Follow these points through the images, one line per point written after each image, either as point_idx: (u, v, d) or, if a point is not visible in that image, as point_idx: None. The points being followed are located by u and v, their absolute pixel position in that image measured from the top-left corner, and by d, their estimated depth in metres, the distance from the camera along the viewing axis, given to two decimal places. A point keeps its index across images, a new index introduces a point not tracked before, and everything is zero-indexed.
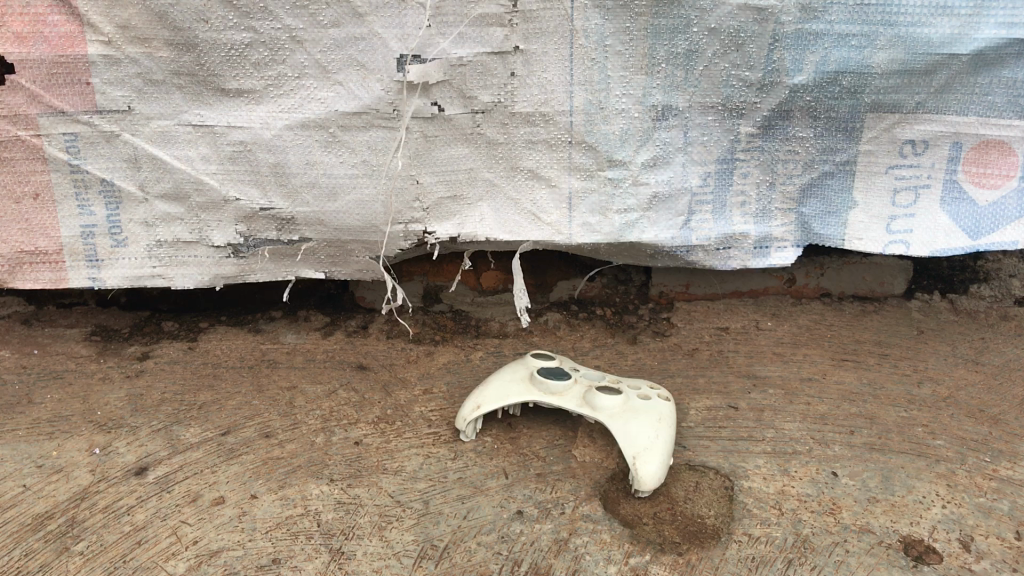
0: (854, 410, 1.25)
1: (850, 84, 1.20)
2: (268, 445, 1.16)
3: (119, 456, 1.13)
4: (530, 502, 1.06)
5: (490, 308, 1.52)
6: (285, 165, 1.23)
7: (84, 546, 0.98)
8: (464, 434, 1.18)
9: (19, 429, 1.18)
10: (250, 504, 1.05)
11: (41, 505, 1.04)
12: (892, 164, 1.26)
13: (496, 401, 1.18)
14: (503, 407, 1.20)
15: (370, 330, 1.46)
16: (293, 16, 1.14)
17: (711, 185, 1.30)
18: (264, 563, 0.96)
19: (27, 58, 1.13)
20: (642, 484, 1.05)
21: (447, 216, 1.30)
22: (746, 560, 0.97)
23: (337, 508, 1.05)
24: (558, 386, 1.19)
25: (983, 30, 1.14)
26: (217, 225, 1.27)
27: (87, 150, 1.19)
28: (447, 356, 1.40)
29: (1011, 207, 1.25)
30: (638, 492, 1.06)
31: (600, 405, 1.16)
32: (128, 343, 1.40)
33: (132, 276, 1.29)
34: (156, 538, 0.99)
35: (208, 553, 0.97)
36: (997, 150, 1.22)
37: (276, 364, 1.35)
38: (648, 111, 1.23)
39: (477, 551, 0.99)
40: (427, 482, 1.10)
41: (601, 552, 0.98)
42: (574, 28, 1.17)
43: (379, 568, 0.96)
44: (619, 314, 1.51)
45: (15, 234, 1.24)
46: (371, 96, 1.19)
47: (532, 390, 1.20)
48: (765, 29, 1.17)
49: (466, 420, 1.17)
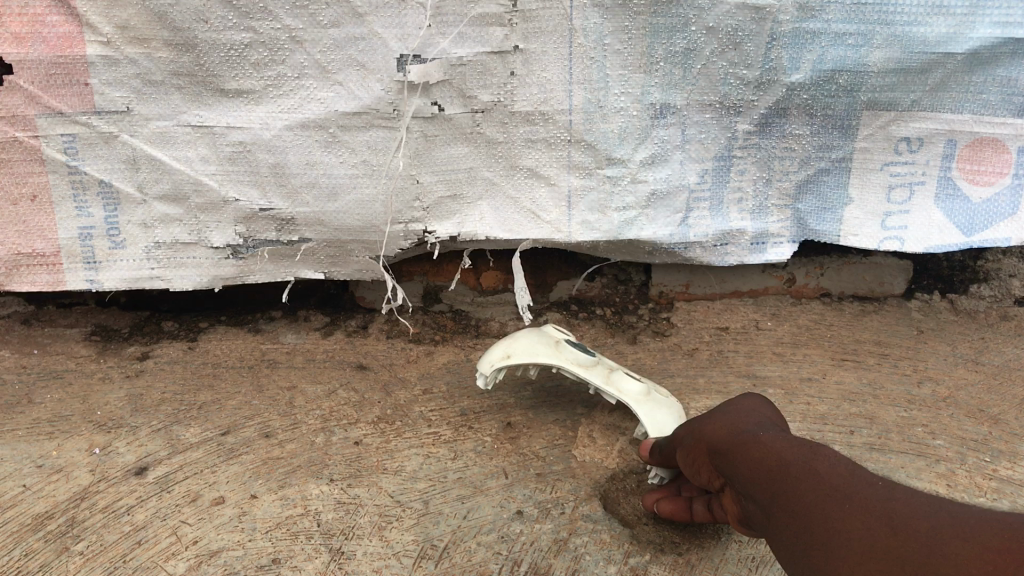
0: (854, 410, 1.25)
1: (846, 82, 1.20)
2: (268, 444, 1.17)
3: (119, 456, 1.15)
4: (530, 502, 1.09)
5: (491, 308, 1.50)
6: (285, 165, 1.23)
7: (83, 546, 1.02)
8: (482, 380, 1.18)
9: (19, 429, 1.19)
10: (251, 504, 1.08)
11: (42, 505, 1.07)
12: (887, 161, 1.26)
13: (522, 355, 1.17)
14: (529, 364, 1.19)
15: (370, 330, 1.44)
16: (293, 16, 1.13)
17: (708, 183, 1.30)
18: (264, 563, 1.01)
19: (24, 59, 1.13)
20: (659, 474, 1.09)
21: (447, 216, 1.30)
22: (747, 560, 1.03)
23: (337, 509, 1.08)
24: (589, 359, 1.18)
25: (979, 30, 1.14)
26: (216, 227, 1.27)
27: (85, 152, 1.19)
28: (447, 355, 1.38)
29: (1005, 204, 1.25)
30: (653, 479, 1.10)
31: (626, 391, 1.15)
32: (128, 343, 1.38)
33: (129, 279, 1.29)
34: (156, 538, 1.04)
35: (208, 553, 1.02)
36: (991, 147, 1.22)
37: (276, 364, 1.34)
38: (647, 109, 1.23)
39: (477, 551, 1.03)
40: (427, 483, 1.12)
41: (601, 552, 1.03)
42: (574, 27, 1.16)
43: (379, 567, 1.00)
44: (619, 314, 1.50)
45: (11, 236, 1.24)
46: (370, 96, 1.19)
47: (564, 355, 1.19)
48: (763, 28, 1.17)
49: (490, 366, 1.16)
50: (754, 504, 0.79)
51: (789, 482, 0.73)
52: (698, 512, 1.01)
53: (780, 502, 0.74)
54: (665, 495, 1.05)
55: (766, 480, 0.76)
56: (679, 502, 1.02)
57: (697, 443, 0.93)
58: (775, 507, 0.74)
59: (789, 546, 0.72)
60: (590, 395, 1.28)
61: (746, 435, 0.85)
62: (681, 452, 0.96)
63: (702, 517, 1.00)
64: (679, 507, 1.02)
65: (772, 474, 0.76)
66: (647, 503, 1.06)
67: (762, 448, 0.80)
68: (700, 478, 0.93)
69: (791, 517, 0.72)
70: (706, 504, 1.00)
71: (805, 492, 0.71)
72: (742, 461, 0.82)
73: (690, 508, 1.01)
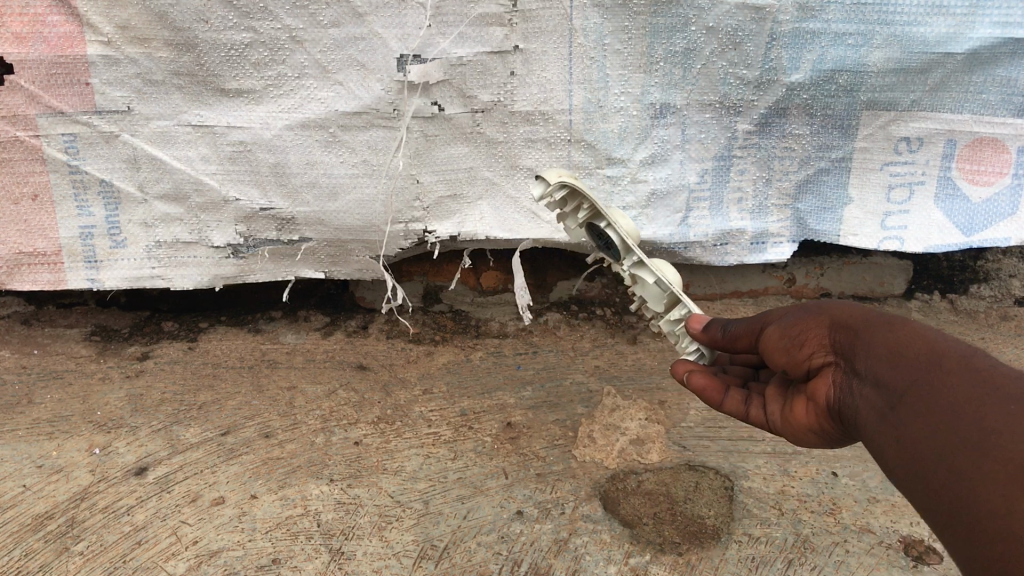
0: None
1: (846, 82, 1.20)
2: (268, 445, 1.17)
3: (119, 456, 1.15)
4: (530, 502, 1.10)
5: (490, 308, 1.48)
6: (285, 165, 1.23)
7: (83, 546, 1.03)
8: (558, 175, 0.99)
9: (19, 429, 1.20)
10: (251, 504, 1.08)
11: (42, 505, 1.08)
12: (887, 161, 1.26)
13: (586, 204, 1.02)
14: (583, 201, 1.00)
15: (371, 330, 1.43)
16: (293, 16, 1.13)
17: (708, 183, 1.30)
18: (264, 563, 1.01)
19: (25, 59, 1.13)
20: (698, 350, 0.95)
21: (447, 216, 1.30)
22: (747, 560, 1.03)
23: (337, 509, 1.08)
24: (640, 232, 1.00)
25: (978, 30, 1.14)
26: (216, 226, 1.27)
27: (86, 151, 1.20)
28: (447, 355, 1.37)
29: (1005, 204, 1.26)
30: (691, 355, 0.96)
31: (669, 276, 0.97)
32: (129, 343, 1.38)
33: (130, 278, 1.29)
34: (156, 538, 1.04)
35: (207, 553, 1.02)
36: (991, 147, 1.22)
37: (276, 364, 1.33)
38: (647, 109, 1.23)
39: (477, 551, 1.03)
40: (427, 483, 1.12)
41: (601, 553, 1.03)
42: (574, 27, 1.17)
43: (379, 568, 1.00)
44: (620, 314, 1.46)
45: (13, 235, 1.24)
46: (370, 96, 1.19)
47: (616, 216, 0.98)
48: (764, 28, 1.17)
49: (560, 177, 0.96)
50: (871, 391, 0.60)
51: (935, 369, 0.54)
52: (730, 400, 0.83)
53: (917, 385, 0.55)
54: (701, 370, 0.86)
55: (904, 357, 0.57)
56: (717, 380, 0.84)
57: (810, 316, 0.71)
58: (906, 389, 0.55)
59: (891, 442, 0.55)
60: (590, 395, 1.28)
61: (888, 316, 0.64)
62: (781, 325, 0.73)
63: (733, 407, 0.83)
64: (713, 386, 0.84)
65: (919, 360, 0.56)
66: (677, 374, 0.88)
67: (907, 330, 0.60)
68: (797, 356, 0.71)
69: (917, 408, 0.54)
70: (756, 401, 0.81)
71: (950, 383, 0.52)
72: (873, 338, 0.62)
73: (725, 392, 0.83)
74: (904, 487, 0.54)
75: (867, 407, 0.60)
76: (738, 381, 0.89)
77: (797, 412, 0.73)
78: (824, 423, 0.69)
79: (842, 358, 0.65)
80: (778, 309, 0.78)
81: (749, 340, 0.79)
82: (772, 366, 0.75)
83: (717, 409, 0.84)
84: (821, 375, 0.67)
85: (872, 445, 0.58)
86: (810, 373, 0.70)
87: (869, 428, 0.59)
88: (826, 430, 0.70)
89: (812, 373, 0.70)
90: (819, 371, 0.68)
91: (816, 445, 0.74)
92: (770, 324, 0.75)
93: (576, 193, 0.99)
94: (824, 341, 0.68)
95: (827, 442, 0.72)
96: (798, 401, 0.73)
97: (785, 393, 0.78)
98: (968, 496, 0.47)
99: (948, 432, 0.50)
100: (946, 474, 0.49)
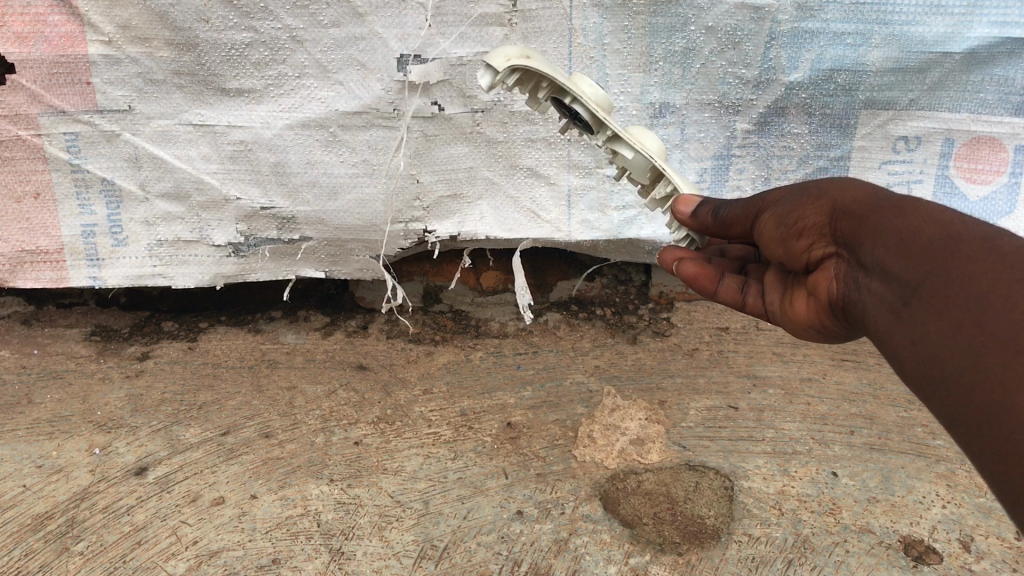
0: (853, 410, 1.23)
1: (845, 82, 1.20)
2: (268, 445, 1.18)
3: (119, 456, 1.16)
4: (530, 502, 1.10)
5: (490, 308, 1.47)
6: (285, 164, 1.24)
7: (84, 546, 1.04)
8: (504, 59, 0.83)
9: (19, 429, 1.20)
10: (251, 504, 1.09)
11: (42, 505, 1.09)
12: (886, 160, 1.25)
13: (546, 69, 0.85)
14: (539, 79, 0.86)
15: (370, 330, 1.41)
16: (293, 16, 1.14)
17: (707, 182, 1.29)
18: (264, 563, 1.02)
19: (27, 58, 1.13)
20: (688, 236, 0.91)
21: (446, 215, 1.29)
22: (747, 560, 1.03)
23: (337, 509, 1.09)
24: (608, 98, 0.85)
25: (977, 29, 1.15)
26: (217, 225, 1.27)
27: (87, 150, 1.20)
28: (447, 355, 1.36)
29: (1002, 203, 1.26)
30: (682, 242, 0.92)
31: (646, 146, 0.85)
32: (128, 343, 1.37)
33: (132, 277, 1.29)
34: (156, 538, 1.05)
35: (208, 553, 1.03)
36: (989, 146, 1.22)
37: (276, 364, 1.32)
38: (646, 109, 1.23)
39: (477, 551, 1.04)
40: (427, 483, 1.12)
41: (601, 553, 1.04)
42: (573, 27, 1.17)
43: (379, 568, 1.02)
44: (619, 313, 1.44)
45: (16, 233, 1.24)
46: (370, 96, 1.19)
47: (580, 85, 0.84)
48: (762, 27, 1.17)
49: (506, 61, 0.82)
50: (878, 285, 0.58)
51: (952, 258, 0.51)
52: (725, 289, 0.82)
53: (930, 280, 0.52)
54: (692, 257, 0.83)
55: (916, 250, 0.54)
56: (710, 269, 0.82)
57: (811, 200, 0.68)
58: (918, 284, 0.53)
59: (907, 343, 0.52)
60: (591, 395, 1.27)
61: (897, 200, 0.60)
62: (779, 212, 0.71)
63: (728, 296, 0.82)
64: (706, 276, 0.82)
65: (932, 253, 0.53)
66: (667, 264, 0.86)
67: (922, 214, 0.56)
68: (795, 247, 0.69)
69: (933, 304, 0.51)
70: (753, 289, 0.81)
71: (972, 275, 0.49)
72: (881, 225, 0.59)
73: (719, 281, 0.82)
74: (917, 389, 0.52)
75: (875, 302, 0.58)
76: (733, 266, 0.88)
77: (797, 306, 0.73)
78: (826, 315, 0.68)
79: (845, 249, 0.63)
80: (775, 193, 0.74)
81: (743, 229, 0.77)
82: (769, 253, 0.73)
83: (710, 298, 0.83)
84: (823, 269, 0.66)
85: (879, 342, 0.57)
86: (809, 264, 0.68)
87: (878, 324, 0.57)
88: (829, 326, 0.70)
89: (811, 265, 0.68)
90: (820, 263, 0.67)
91: (812, 338, 0.75)
92: (767, 211, 0.73)
93: (530, 73, 0.86)
94: (824, 230, 0.66)
95: (823, 335, 0.73)
96: (799, 295, 0.73)
97: (784, 282, 0.77)
98: (998, 403, 0.44)
99: (971, 329, 0.47)
100: (969, 376, 0.47)
